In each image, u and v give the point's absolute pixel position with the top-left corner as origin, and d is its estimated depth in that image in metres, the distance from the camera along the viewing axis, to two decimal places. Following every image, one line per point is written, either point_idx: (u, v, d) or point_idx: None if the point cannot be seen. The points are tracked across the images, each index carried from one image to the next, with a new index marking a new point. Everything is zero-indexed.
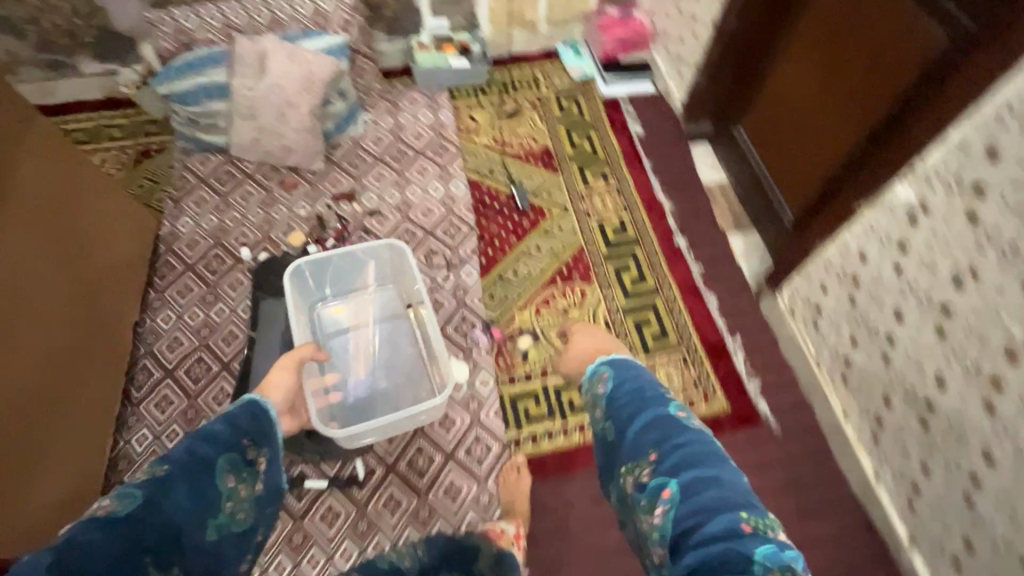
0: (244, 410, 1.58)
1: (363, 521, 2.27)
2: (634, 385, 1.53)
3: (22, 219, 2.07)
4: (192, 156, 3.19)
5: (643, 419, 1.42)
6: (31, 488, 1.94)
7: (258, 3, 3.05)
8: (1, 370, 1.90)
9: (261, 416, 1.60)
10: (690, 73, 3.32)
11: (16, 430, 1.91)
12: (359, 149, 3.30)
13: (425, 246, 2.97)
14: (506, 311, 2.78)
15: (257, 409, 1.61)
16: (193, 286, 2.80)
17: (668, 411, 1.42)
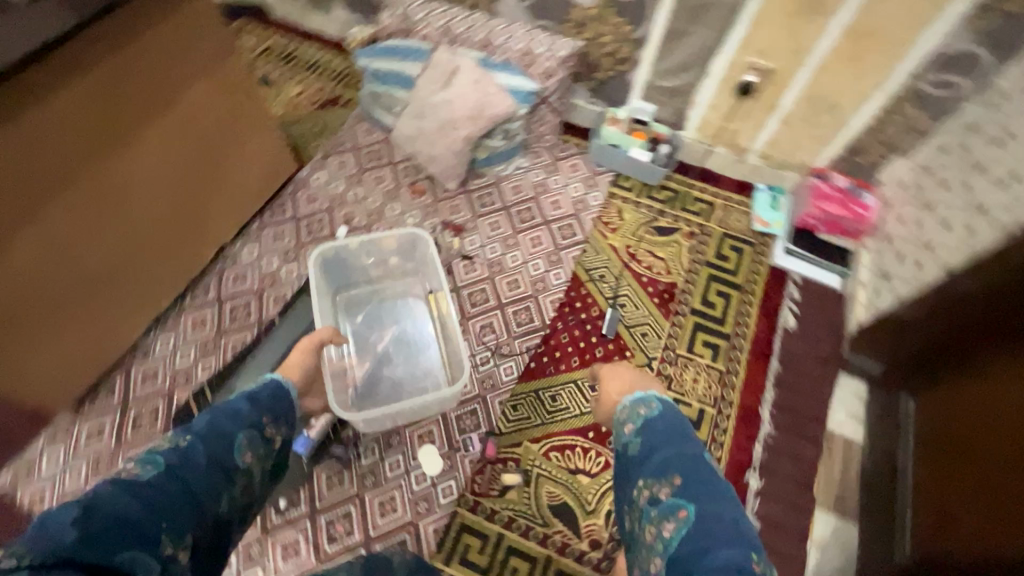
0: (261, 389, 1.59)
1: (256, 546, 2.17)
2: (669, 418, 1.74)
3: (163, 121, 2.27)
4: (362, 125, 3.36)
5: (676, 447, 1.62)
6: (40, 354, 2.15)
7: (482, 22, 3.05)
8: (73, 248, 2.13)
9: (278, 394, 1.61)
10: (887, 300, 2.58)
11: (54, 301, 2.12)
12: (496, 189, 3.19)
13: (487, 318, 2.76)
14: (517, 432, 2.46)
15: (277, 392, 1.62)
16: (286, 237, 2.94)
17: (694, 442, 1.63)
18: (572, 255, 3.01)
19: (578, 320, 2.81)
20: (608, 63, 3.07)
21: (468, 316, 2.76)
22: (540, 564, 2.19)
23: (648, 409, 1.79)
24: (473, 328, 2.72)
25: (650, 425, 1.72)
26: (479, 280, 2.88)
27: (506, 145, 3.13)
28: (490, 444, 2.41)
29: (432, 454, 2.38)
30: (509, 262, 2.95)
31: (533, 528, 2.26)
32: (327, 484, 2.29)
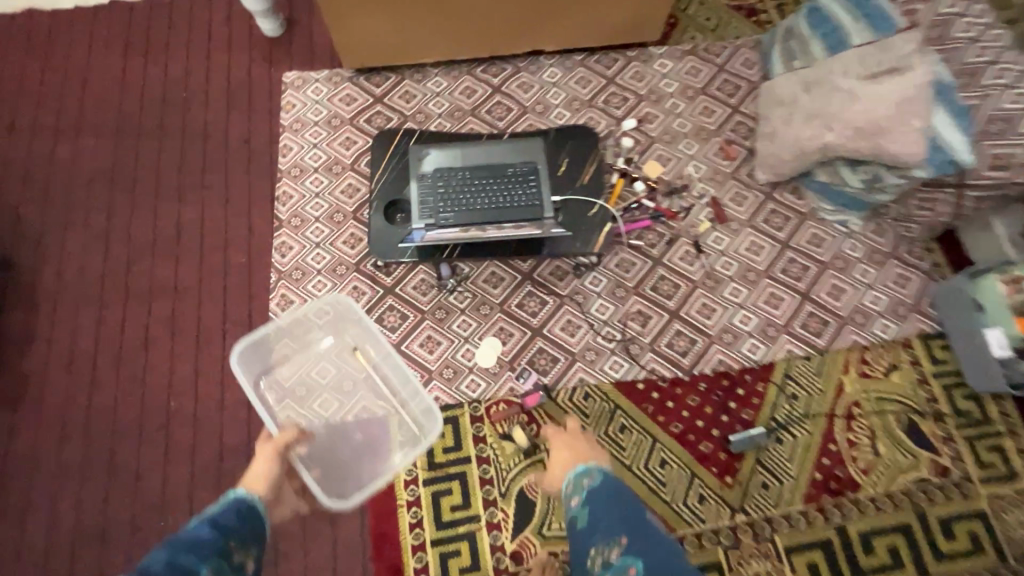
0: (225, 507, 1.57)
1: (344, 271, 2.40)
2: (607, 481, 1.78)
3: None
4: (749, 57, 2.82)
5: (614, 505, 1.70)
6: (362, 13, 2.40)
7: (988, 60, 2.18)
8: None
9: (244, 508, 1.60)
10: None
11: None
12: (794, 221, 2.53)
13: (651, 310, 2.36)
14: (563, 414, 2.21)
15: (242, 505, 1.60)
16: (587, 87, 2.75)
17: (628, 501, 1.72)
18: (789, 348, 2.34)
19: (720, 403, 2.26)
20: None
21: (639, 291, 2.39)
22: (466, 513, 2.09)
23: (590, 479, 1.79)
24: (629, 304, 2.36)
25: (595, 492, 1.74)
26: (682, 275, 2.42)
27: (859, 191, 2.37)
28: (537, 395, 2.19)
29: (493, 350, 2.28)
30: (724, 290, 2.40)
31: (490, 486, 2.12)
32: (414, 283, 2.38)
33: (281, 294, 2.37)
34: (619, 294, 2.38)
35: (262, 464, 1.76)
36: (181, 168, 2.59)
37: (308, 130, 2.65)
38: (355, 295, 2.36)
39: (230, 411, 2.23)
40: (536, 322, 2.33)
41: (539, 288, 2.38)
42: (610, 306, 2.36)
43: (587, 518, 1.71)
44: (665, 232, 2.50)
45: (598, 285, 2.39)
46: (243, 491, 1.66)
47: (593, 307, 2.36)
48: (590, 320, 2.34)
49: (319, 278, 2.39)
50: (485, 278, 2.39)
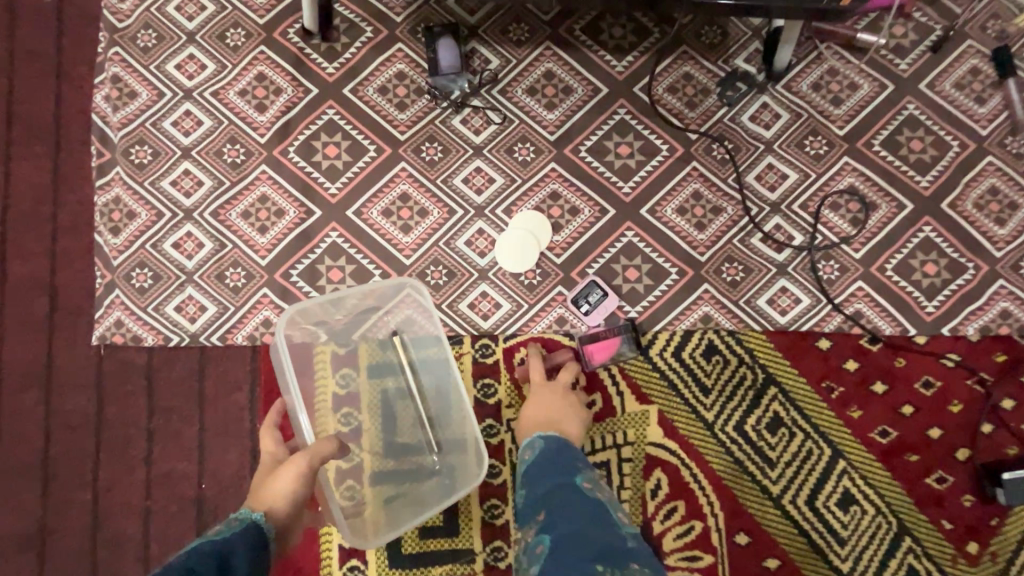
0: (224, 544, 0.71)
1: (239, 39, 1.14)
2: (550, 437, 0.96)
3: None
4: None
5: (552, 481, 0.88)
6: None
7: None
8: None
9: (263, 554, 0.73)
10: None
11: None
12: None
13: (877, 194, 1.10)
14: (658, 383, 1.10)
15: (260, 547, 0.74)
16: None
17: (575, 471, 0.90)
18: None
19: (983, 398, 1.10)
20: None
21: (858, 149, 1.11)
22: (450, 545, 1.07)
23: (528, 444, 0.97)
24: (833, 175, 1.10)
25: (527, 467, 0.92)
26: (954, 123, 1.12)
27: None
28: (614, 342, 1.08)
29: (536, 242, 1.10)
30: None
31: (500, 501, 1.09)
32: (382, 84, 1.13)
33: (112, 77, 1.15)
34: (813, 151, 1.11)
35: (283, 483, 0.82)
36: None
37: None
38: (258, 95, 1.13)
39: (9, 299, 1.13)
40: (628, 194, 1.11)
41: (642, 121, 1.12)
42: (790, 176, 1.11)
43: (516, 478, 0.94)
44: (931, 23, 1.14)
45: (770, 127, 1.12)
46: (265, 517, 0.77)
47: (752, 174, 1.11)
48: (742, 200, 1.11)
49: (187, 51, 1.15)
50: (532, 88, 1.13)
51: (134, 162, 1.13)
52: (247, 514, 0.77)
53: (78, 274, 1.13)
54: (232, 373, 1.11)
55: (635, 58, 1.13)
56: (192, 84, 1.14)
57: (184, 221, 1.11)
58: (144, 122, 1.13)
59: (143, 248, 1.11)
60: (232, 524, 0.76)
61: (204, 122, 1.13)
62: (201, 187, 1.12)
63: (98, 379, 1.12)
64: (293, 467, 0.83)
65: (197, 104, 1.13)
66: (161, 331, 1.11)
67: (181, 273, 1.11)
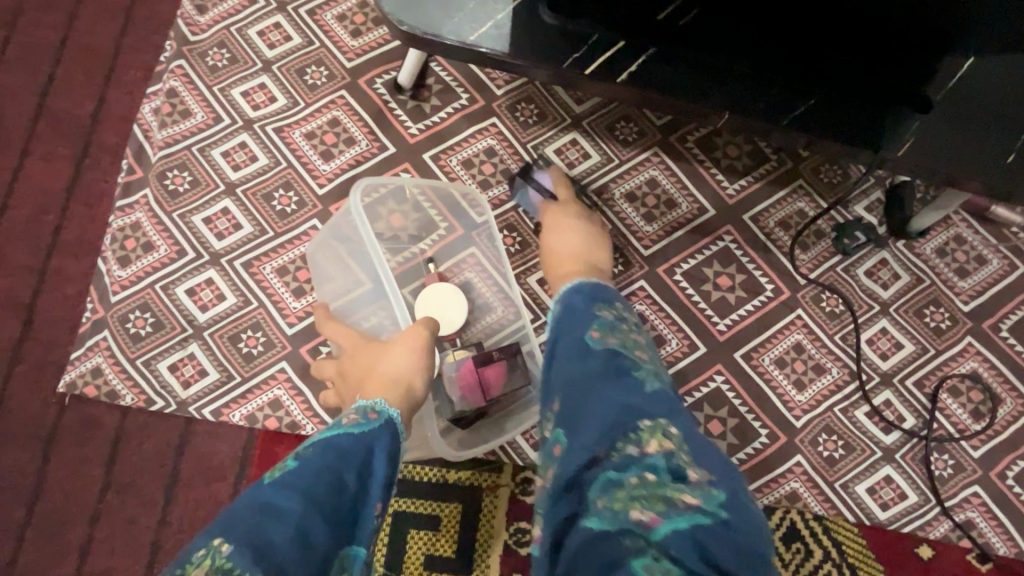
0: (365, 438, 0.62)
1: (320, 79, 1.03)
2: (567, 292, 0.75)
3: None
4: None
5: (565, 319, 0.71)
6: None
7: None
8: None
9: (396, 455, 0.64)
10: None
11: None
12: None
13: (1002, 386, 0.96)
14: None
15: (393, 446, 0.65)
16: None
17: (590, 306, 0.71)
18: None
19: None
20: None
21: (984, 331, 0.98)
22: None
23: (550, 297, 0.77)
24: (955, 356, 0.97)
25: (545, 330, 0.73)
26: None
27: None
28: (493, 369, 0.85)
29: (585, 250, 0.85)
30: None
31: None
32: (468, 157, 1.01)
33: (167, 90, 1.02)
34: (934, 324, 0.98)
35: (406, 355, 0.76)
36: None
37: None
38: (327, 141, 1.00)
39: None
40: (722, 331, 0.96)
41: (748, 252, 1.00)
42: (906, 346, 0.97)
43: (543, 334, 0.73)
44: None
45: (887, 287, 0.99)
46: (397, 414, 0.68)
47: (863, 336, 0.97)
48: (852, 365, 0.96)
49: (260, 79, 1.03)
50: (631, 195, 1.01)
51: (167, 189, 0.97)
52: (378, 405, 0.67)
53: (62, 303, 0.94)
54: (216, 455, 0.90)
55: (749, 182, 1.02)
56: (255, 115, 1.01)
57: (208, 267, 0.95)
58: (190, 146, 0.99)
59: (150, 287, 0.94)
60: (367, 415, 0.65)
61: (258, 159, 0.99)
62: (236, 230, 0.96)
63: (51, 434, 0.91)
64: (411, 340, 0.78)
65: (255, 137, 1.00)
66: (146, 391, 0.91)
67: (189, 327, 0.93)
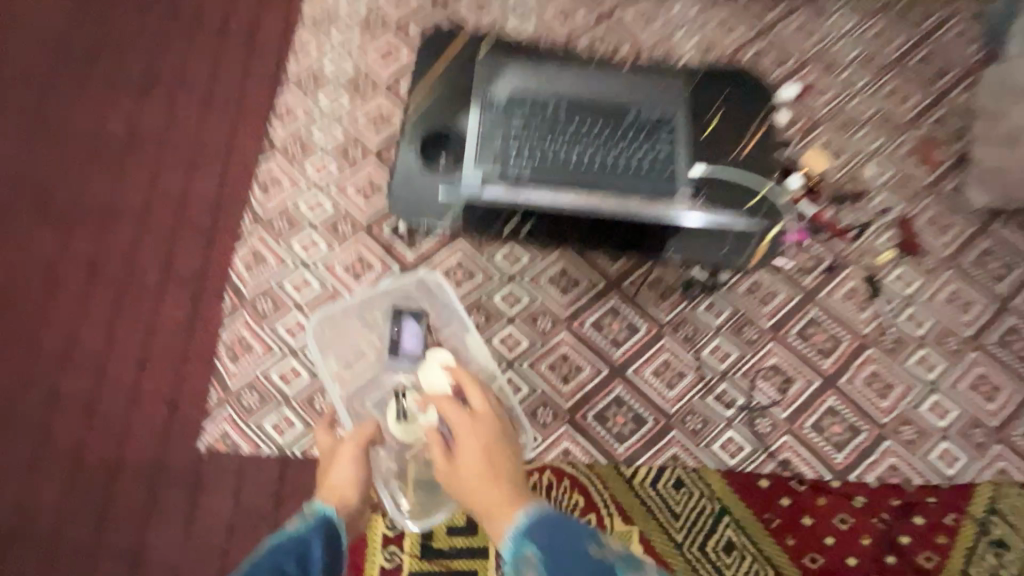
0: (305, 534, 1.00)
1: (347, 230, 1.62)
2: (555, 542, 0.89)
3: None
4: (961, 34, 2.01)
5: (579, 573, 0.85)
6: None
7: None
8: None
9: (333, 537, 1.03)
10: None
11: None
12: (1021, 272, 1.68)
13: (796, 370, 1.54)
14: (640, 507, 1.42)
15: (330, 532, 1.04)
16: (730, 34, 1.96)
17: (587, 547, 0.88)
18: (1001, 467, 1.50)
19: (885, 533, 1.44)
20: None
21: (779, 337, 1.57)
22: None
23: (532, 552, 0.89)
24: (764, 355, 1.55)
25: None
26: (846, 324, 1.59)
27: None
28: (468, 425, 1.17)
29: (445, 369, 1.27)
30: (908, 360, 1.57)
31: None
32: (446, 268, 1.59)
33: (251, 248, 1.60)
34: (748, 336, 1.56)
35: (347, 469, 1.14)
36: (156, 51, 1.88)
37: (334, 29, 1.88)
38: (356, 269, 1.58)
39: (137, 405, 1.47)
40: (618, 357, 1.53)
41: (628, 306, 1.58)
42: (733, 352, 1.55)
43: None
44: (824, 255, 1.66)
45: (717, 317, 1.58)
46: (330, 511, 1.08)
47: (705, 349, 1.55)
48: (701, 368, 1.53)
49: (310, 234, 1.62)
50: (551, 278, 1.59)
51: (258, 311, 1.53)
52: (316, 502, 1.10)
53: (194, 391, 1.47)
54: (306, 477, 1.41)
55: (624, 261, 1.62)
56: (309, 257, 1.59)
57: (288, 358, 1.49)
58: (270, 283, 1.56)
59: (253, 375, 1.47)
60: (306, 516, 1.06)
61: (314, 285, 1.56)
62: (304, 332, 1.51)
63: (197, 478, 1.41)
64: (348, 457, 1.16)
65: (310, 272, 1.58)
66: (256, 441, 1.42)
67: (280, 397, 1.46)
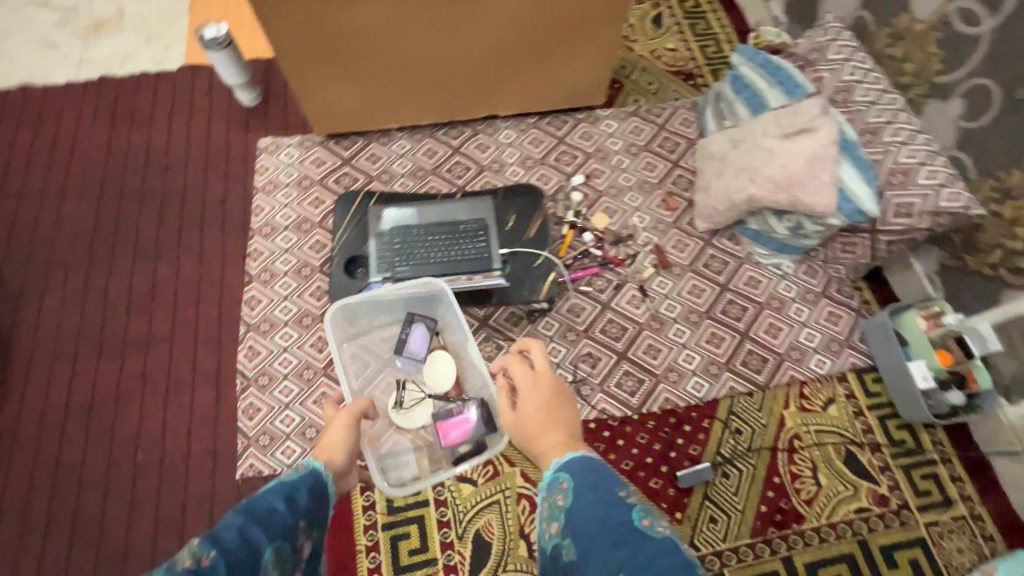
0: (300, 476, 1.49)
1: (309, 321, 2.51)
2: (579, 481, 1.43)
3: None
4: (686, 120, 3.15)
5: (589, 498, 1.36)
6: (322, 87, 2.65)
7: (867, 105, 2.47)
8: (398, 37, 2.49)
9: (318, 483, 1.52)
10: None
11: (366, 61, 2.57)
12: (733, 265, 2.72)
13: (602, 353, 2.50)
14: (518, 454, 2.32)
15: (317, 478, 1.53)
16: (539, 147, 3.02)
17: (610, 490, 1.37)
18: (732, 385, 2.47)
19: (667, 438, 2.38)
20: (991, 257, 2.29)
21: (589, 335, 2.54)
22: (424, 556, 2.16)
23: (566, 486, 1.45)
24: (581, 347, 2.51)
25: (574, 505, 1.38)
26: (630, 318, 2.58)
27: (787, 237, 2.58)
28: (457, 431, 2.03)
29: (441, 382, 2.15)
30: (670, 333, 2.56)
31: (448, 528, 2.20)
32: None
33: (248, 345, 2.48)
34: (570, 337, 2.53)
35: (336, 435, 1.76)
36: (160, 226, 2.79)
37: (279, 191, 2.83)
38: (319, 345, 2.47)
39: (194, 461, 2.32)
40: None
41: (494, 334, 2.52)
42: (562, 349, 2.50)
43: (573, 514, 1.37)
44: (612, 278, 2.67)
45: (550, 329, 2.54)
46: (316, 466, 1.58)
47: (546, 351, 2.50)
48: (544, 363, 2.48)
49: (285, 329, 2.50)
50: None
51: (260, 385, 2.40)
52: (308, 463, 1.57)
53: (229, 443, 2.33)
54: None
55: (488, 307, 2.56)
56: (286, 344, 2.47)
57: (284, 410, 2.36)
58: (264, 365, 2.44)
59: (264, 426, 2.34)
60: (300, 469, 1.53)
61: (293, 361, 2.44)
62: (292, 391, 2.39)
63: (240, 494, 2.25)
64: (340, 425, 1.78)
65: (289, 353, 2.46)
66: (273, 465, 2.28)
67: (284, 435, 2.32)
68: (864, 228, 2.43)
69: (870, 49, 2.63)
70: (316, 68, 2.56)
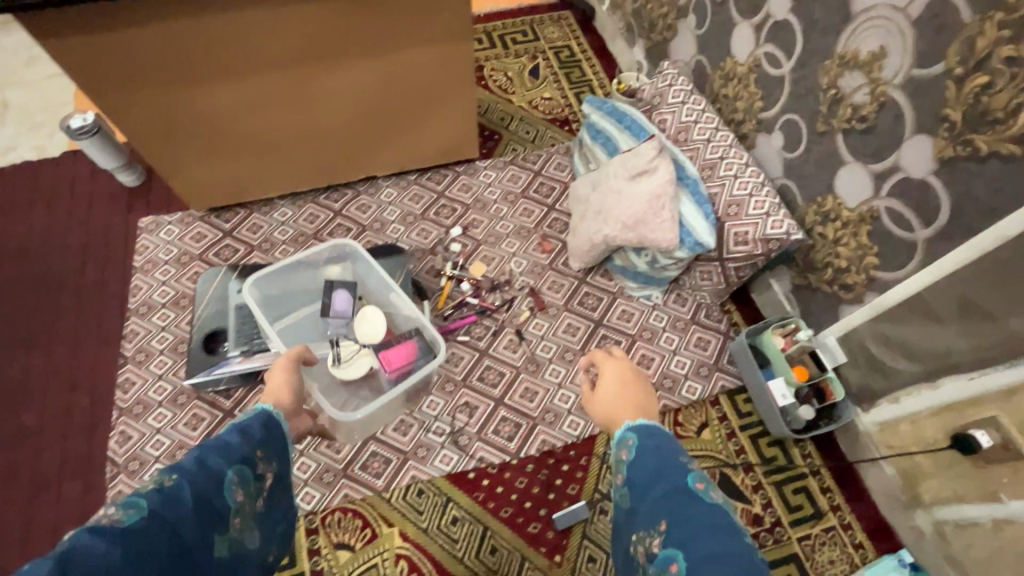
0: (254, 414, 1.49)
1: (184, 399, 2.50)
2: (644, 441, 1.50)
3: (363, 56, 2.49)
4: (561, 164, 3.31)
5: (653, 465, 1.43)
6: (186, 165, 2.71)
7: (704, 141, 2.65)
8: (252, 113, 2.58)
9: (273, 417, 1.53)
10: None
11: (225, 137, 2.64)
12: (607, 300, 2.83)
13: (479, 401, 2.55)
14: (396, 513, 2.32)
15: (272, 415, 1.54)
16: (419, 202, 3.12)
17: (678, 460, 1.43)
18: None
19: (546, 480, 2.42)
20: (826, 275, 2.41)
21: (467, 384, 2.59)
22: None
23: (630, 442, 1.52)
24: (458, 397, 2.55)
25: (637, 465, 1.46)
26: (507, 363, 2.65)
27: (648, 270, 2.71)
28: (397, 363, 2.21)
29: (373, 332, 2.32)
30: (547, 374, 2.63)
31: None
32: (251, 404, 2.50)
33: (119, 431, 2.45)
34: (448, 389, 2.57)
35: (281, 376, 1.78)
36: (34, 315, 2.76)
37: (158, 269, 2.85)
38: (192, 423, 2.46)
39: None
40: None
41: None
42: (439, 402, 2.54)
43: (634, 480, 1.44)
44: (490, 325, 2.74)
45: (427, 383, 2.58)
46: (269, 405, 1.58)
47: (423, 405, 2.53)
48: (422, 417, 2.50)
49: (158, 410, 2.48)
50: None
51: (131, 471, 2.37)
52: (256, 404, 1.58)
53: None
54: None
55: None
56: (160, 425, 2.45)
57: None
58: (136, 450, 2.41)
59: None
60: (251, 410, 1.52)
61: (165, 443, 2.42)
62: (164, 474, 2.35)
63: None
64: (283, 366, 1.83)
65: (162, 435, 2.43)
66: None
67: None
68: (714, 256, 2.57)
69: (708, 90, 2.84)
70: (177, 148, 2.62)
